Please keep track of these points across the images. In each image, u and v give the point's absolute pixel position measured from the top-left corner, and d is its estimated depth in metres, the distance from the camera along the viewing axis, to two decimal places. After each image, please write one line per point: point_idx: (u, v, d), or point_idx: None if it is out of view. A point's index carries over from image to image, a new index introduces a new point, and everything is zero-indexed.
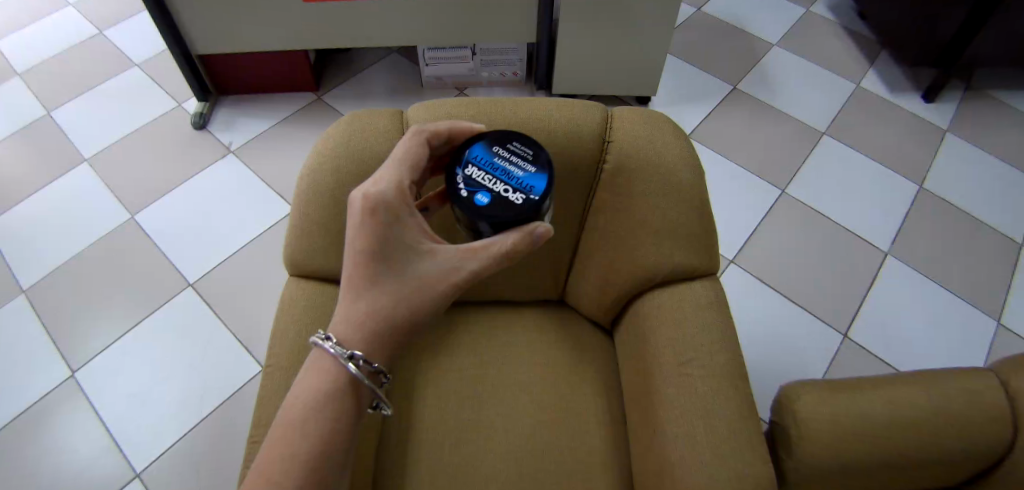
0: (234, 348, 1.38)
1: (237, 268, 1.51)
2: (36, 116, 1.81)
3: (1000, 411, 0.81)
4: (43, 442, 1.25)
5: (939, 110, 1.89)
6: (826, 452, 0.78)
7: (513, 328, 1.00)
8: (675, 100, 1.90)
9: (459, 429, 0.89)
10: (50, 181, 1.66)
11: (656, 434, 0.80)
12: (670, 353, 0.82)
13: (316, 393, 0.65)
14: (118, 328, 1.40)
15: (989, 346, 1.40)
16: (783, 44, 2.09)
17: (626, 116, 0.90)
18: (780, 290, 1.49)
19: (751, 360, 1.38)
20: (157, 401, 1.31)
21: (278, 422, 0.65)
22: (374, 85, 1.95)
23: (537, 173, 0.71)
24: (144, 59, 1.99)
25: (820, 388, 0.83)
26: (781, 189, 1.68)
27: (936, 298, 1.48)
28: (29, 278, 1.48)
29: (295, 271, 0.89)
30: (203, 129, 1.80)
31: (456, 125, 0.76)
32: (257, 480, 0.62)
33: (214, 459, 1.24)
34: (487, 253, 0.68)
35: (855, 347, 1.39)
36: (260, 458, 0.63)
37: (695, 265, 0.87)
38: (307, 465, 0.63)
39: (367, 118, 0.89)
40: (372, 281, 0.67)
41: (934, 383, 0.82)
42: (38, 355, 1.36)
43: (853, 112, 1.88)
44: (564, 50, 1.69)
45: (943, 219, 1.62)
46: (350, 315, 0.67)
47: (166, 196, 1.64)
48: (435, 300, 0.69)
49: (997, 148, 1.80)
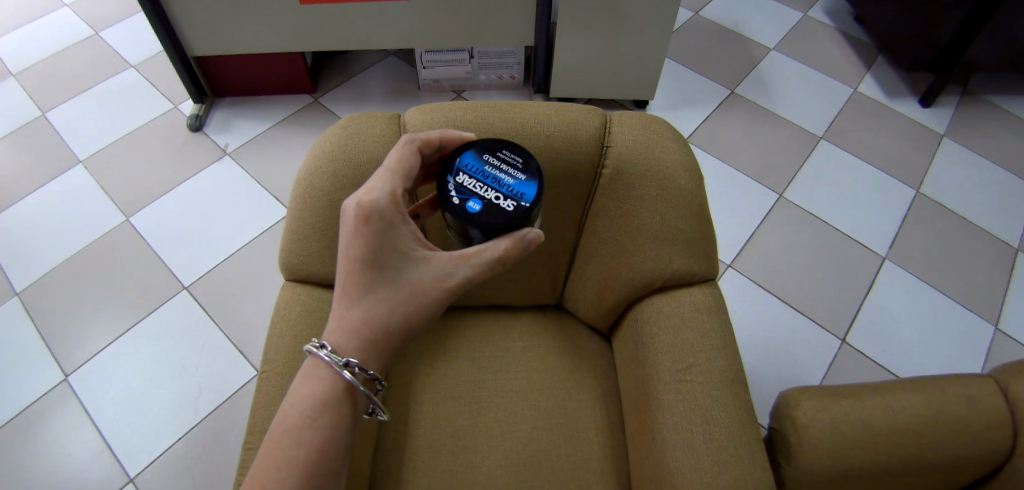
0: (230, 352, 1.37)
1: (233, 271, 1.50)
2: (31, 116, 1.79)
3: (1000, 418, 0.80)
4: (35, 447, 1.24)
5: (935, 115, 1.90)
6: (825, 459, 0.78)
7: (508, 334, 0.99)
8: (674, 103, 1.90)
9: (455, 435, 0.88)
10: (45, 182, 1.65)
11: (654, 441, 0.79)
12: (668, 361, 0.82)
13: (311, 400, 0.65)
14: (112, 331, 1.39)
15: (986, 351, 1.40)
16: (781, 49, 2.09)
17: (624, 121, 0.89)
18: (778, 294, 1.48)
19: (750, 363, 1.37)
20: (151, 405, 1.29)
21: (273, 429, 0.65)
22: (372, 87, 1.94)
23: (526, 180, 0.71)
24: (139, 60, 1.97)
25: (821, 394, 0.82)
26: (779, 194, 1.68)
27: (934, 302, 1.48)
28: (24, 280, 1.47)
29: (290, 276, 0.88)
30: (200, 131, 1.79)
31: (447, 132, 0.75)
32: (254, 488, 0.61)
33: (210, 463, 1.22)
34: (481, 259, 0.67)
35: (854, 352, 1.39)
36: (257, 465, 0.63)
37: (693, 271, 0.86)
38: (304, 473, 0.62)
39: (363, 122, 0.88)
40: (366, 288, 0.67)
41: (934, 389, 0.82)
42: (32, 357, 1.35)
43: (851, 116, 1.89)
44: (562, 53, 1.69)
45: (941, 224, 1.62)
46: (345, 323, 0.66)
47: (161, 198, 1.62)
48: (430, 307, 0.69)
49: (993, 153, 1.80)
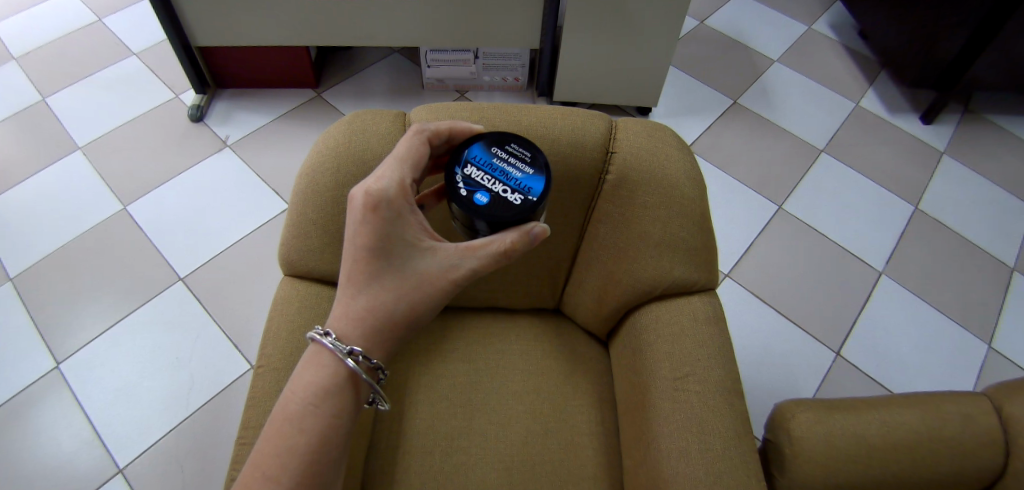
0: (224, 344, 1.36)
1: (230, 264, 1.49)
2: (31, 101, 1.78)
3: (994, 436, 0.81)
4: (23, 434, 1.23)
5: (936, 131, 1.91)
6: (818, 471, 0.78)
7: (507, 334, 0.99)
8: (676, 111, 1.90)
9: (452, 433, 0.88)
10: (43, 167, 1.63)
11: (649, 446, 0.79)
12: (667, 368, 0.82)
13: (314, 388, 0.64)
14: (106, 320, 1.38)
15: (980, 369, 1.41)
16: (785, 60, 2.10)
17: (629, 127, 0.89)
18: (774, 306, 1.49)
19: (746, 374, 1.38)
20: (142, 396, 1.28)
21: (275, 415, 0.64)
22: (375, 84, 1.94)
23: (535, 175, 0.71)
24: (143, 48, 1.96)
25: (817, 407, 0.82)
26: (779, 205, 1.68)
27: (928, 318, 1.48)
28: (19, 266, 1.45)
29: (290, 271, 0.88)
30: (201, 122, 1.78)
31: (456, 124, 0.75)
32: (255, 473, 0.61)
33: (201, 457, 1.21)
34: (487, 251, 0.67)
35: (848, 366, 1.40)
36: (258, 451, 0.62)
37: (694, 278, 0.87)
38: (305, 459, 0.62)
39: (369, 118, 0.88)
40: (373, 277, 0.66)
41: (929, 404, 0.82)
42: (25, 346, 1.33)
43: (853, 130, 1.89)
44: (567, 58, 1.69)
45: (937, 240, 1.63)
46: (350, 311, 0.66)
47: (160, 188, 1.61)
48: (434, 297, 0.69)
49: (991, 172, 1.81)
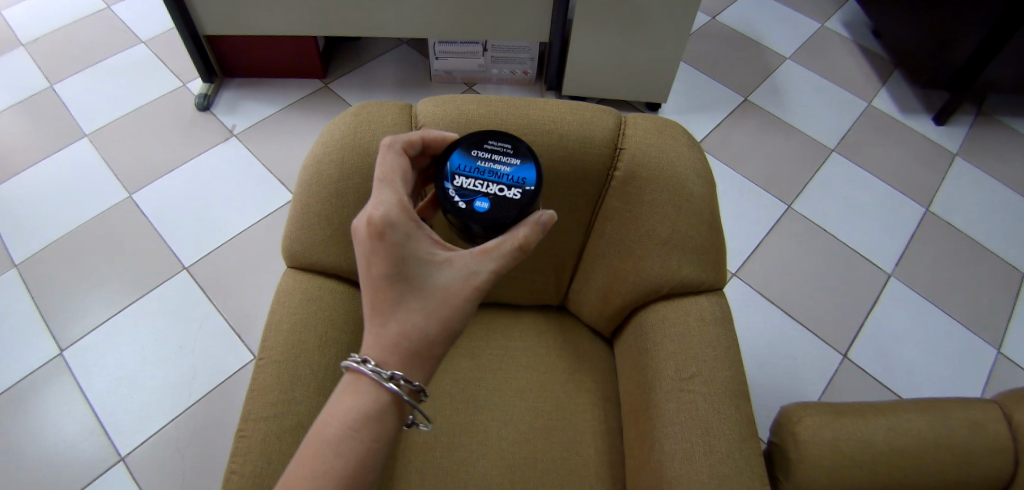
0: (227, 333, 1.36)
1: (235, 253, 1.49)
2: (38, 88, 1.77)
3: (1003, 443, 0.79)
4: (24, 420, 1.23)
5: (949, 132, 1.88)
6: (822, 477, 0.77)
7: (511, 333, 0.98)
8: (685, 108, 1.88)
9: (455, 431, 0.87)
10: (50, 155, 1.63)
11: (653, 449, 0.78)
12: (672, 369, 0.81)
13: (353, 412, 0.63)
14: (109, 308, 1.38)
15: (988, 375, 1.39)
16: (796, 57, 2.07)
17: (637, 122, 0.88)
18: (780, 306, 1.47)
19: (751, 374, 1.36)
20: (144, 385, 1.28)
21: (311, 438, 0.63)
22: (382, 75, 1.92)
23: (523, 164, 0.70)
24: (150, 36, 1.95)
25: (823, 411, 0.81)
26: (787, 204, 1.67)
27: (936, 321, 1.47)
28: (23, 253, 1.45)
29: (293, 263, 0.87)
30: (207, 111, 1.77)
31: (427, 133, 0.74)
32: None
33: (202, 446, 1.21)
34: (501, 251, 0.65)
35: (855, 369, 1.38)
36: (290, 471, 0.61)
37: (700, 278, 0.85)
38: (342, 482, 0.61)
39: (371, 111, 0.87)
40: (398, 302, 0.65)
41: (937, 410, 0.81)
42: (27, 332, 1.34)
43: (864, 130, 1.87)
44: (575, 52, 1.67)
45: (947, 243, 1.61)
46: (382, 340, 0.64)
47: (166, 177, 1.61)
48: (465, 308, 0.66)
49: (1004, 175, 1.79)
